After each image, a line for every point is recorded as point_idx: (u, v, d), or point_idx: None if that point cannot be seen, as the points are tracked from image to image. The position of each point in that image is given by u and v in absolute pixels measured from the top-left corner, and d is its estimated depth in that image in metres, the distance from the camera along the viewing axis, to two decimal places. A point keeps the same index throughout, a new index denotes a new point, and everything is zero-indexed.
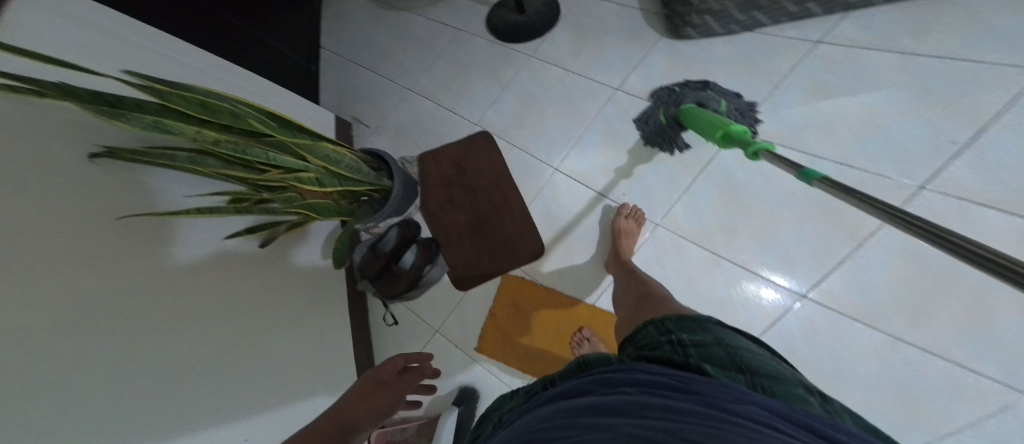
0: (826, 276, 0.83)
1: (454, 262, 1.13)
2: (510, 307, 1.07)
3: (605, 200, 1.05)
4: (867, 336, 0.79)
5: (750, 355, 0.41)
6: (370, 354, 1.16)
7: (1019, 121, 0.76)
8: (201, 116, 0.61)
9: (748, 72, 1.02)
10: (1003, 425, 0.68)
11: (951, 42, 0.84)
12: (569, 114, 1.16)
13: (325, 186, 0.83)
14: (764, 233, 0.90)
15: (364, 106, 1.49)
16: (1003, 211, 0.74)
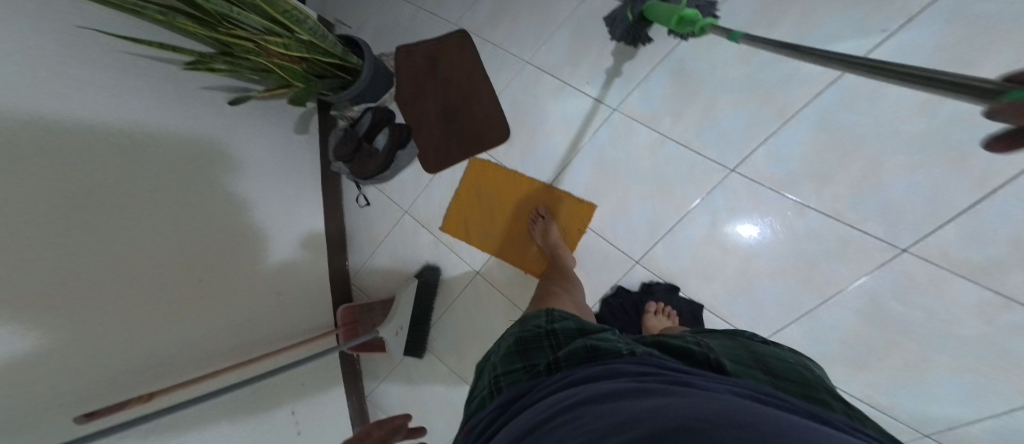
0: (750, 152, 0.90)
1: (424, 147, 1.16)
2: (474, 190, 1.11)
3: (568, 89, 1.12)
4: (779, 202, 0.86)
5: (769, 366, 0.58)
6: (342, 231, 1.27)
7: (943, 7, 0.80)
8: None
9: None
10: (877, 280, 0.77)
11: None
12: (541, 14, 1.19)
13: (292, 51, 0.92)
14: (705, 113, 0.96)
15: (349, 11, 1.51)
16: None
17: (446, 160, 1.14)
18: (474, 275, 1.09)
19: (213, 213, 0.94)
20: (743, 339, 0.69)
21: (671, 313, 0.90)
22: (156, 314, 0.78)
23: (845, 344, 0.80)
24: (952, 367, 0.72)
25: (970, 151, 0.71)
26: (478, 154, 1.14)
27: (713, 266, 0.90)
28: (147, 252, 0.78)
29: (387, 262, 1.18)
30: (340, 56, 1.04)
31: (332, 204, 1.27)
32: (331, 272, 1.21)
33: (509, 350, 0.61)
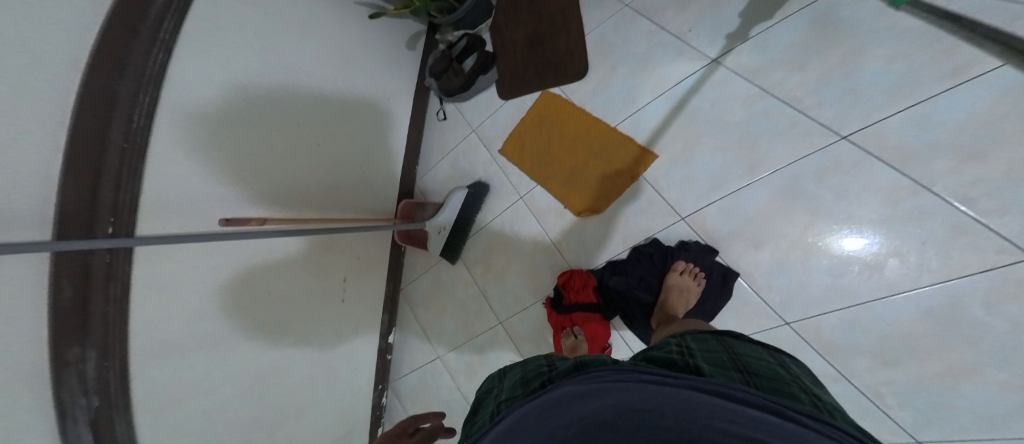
0: (881, 117, 0.78)
1: (504, 72, 1.25)
2: (538, 118, 1.17)
3: (665, 33, 1.05)
4: (888, 178, 0.77)
5: (749, 360, 0.53)
6: (420, 137, 1.46)
7: None
8: None
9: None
10: (969, 287, 0.69)
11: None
12: None
13: None
14: (841, 66, 0.83)
15: None
16: None
17: (519, 88, 1.22)
18: (517, 199, 1.18)
19: (336, 142, 1.13)
20: (731, 339, 0.60)
21: (699, 275, 0.91)
22: (291, 205, 1.01)
23: (880, 338, 0.77)
24: (1000, 384, 0.68)
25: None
26: (551, 86, 1.18)
27: (766, 234, 0.88)
28: (295, 173, 1.01)
29: (446, 171, 1.34)
30: None
31: (418, 112, 1.45)
32: (405, 171, 1.41)
33: (515, 382, 0.59)
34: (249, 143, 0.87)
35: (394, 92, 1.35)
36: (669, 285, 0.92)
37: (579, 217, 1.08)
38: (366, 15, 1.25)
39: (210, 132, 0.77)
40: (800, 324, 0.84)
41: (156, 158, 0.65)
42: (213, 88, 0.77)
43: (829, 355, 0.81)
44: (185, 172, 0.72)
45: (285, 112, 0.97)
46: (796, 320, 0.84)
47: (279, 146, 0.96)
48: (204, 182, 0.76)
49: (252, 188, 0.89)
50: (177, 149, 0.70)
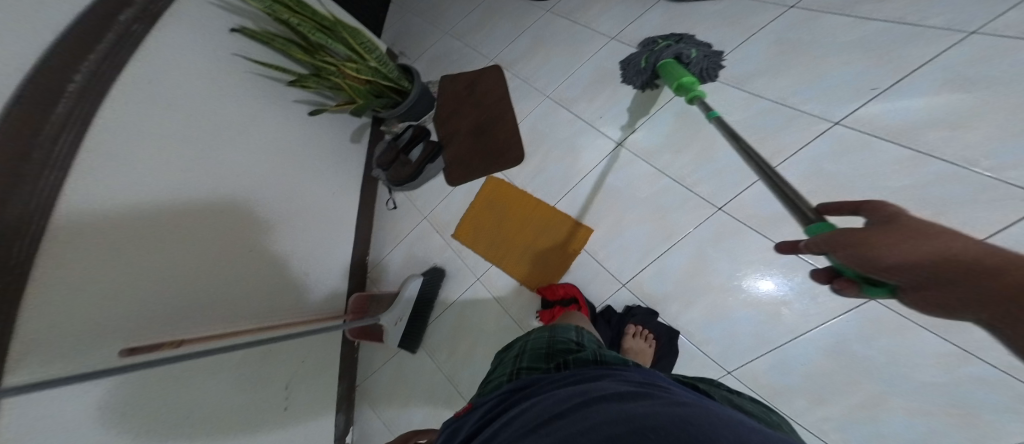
0: (740, 191, 0.99)
1: (451, 160, 1.35)
2: (486, 203, 1.26)
3: (583, 122, 1.22)
4: (757, 241, 0.95)
5: (737, 406, 0.60)
6: (370, 227, 1.47)
7: (929, 71, 0.87)
8: (296, 9, 1.09)
9: (728, 27, 1.16)
10: (844, 325, 0.85)
11: (902, 9, 0.94)
12: (572, 54, 1.33)
13: (362, 74, 1.19)
14: (704, 152, 1.05)
15: (411, 42, 1.70)
16: (894, 142, 0.86)
17: (468, 175, 1.32)
18: (475, 280, 1.22)
19: (267, 226, 1.08)
20: (718, 389, 0.67)
21: (650, 337, 1.01)
22: (218, 310, 0.92)
23: (806, 378, 0.87)
24: (907, 409, 0.78)
25: (946, 209, 0.79)
26: (497, 172, 1.29)
27: (694, 292, 1.01)
28: (217, 275, 0.93)
29: (401, 258, 1.35)
30: (396, 80, 1.28)
31: (368, 202, 1.48)
32: (353, 262, 1.38)
33: (537, 353, 0.69)
34: (168, 268, 0.82)
35: (342, 196, 1.37)
36: (626, 349, 0.99)
37: (535, 292, 1.14)
38: (306, 111, 1.30)
39: (92, 252, 0.68)
40: (739, 371, 0.93)
41: (35, 297, 0.58)
42: (98, 207, 0.70)
43: (771, 399, 0.89)
44: (51, 308, 0.60)
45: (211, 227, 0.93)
46: (737, 369, 0.94)
47: (194, 246, 0.88)
48: (86, 314, 0.65)
49: (163, 303, 0.80)
50: (56, 282, 0.62)
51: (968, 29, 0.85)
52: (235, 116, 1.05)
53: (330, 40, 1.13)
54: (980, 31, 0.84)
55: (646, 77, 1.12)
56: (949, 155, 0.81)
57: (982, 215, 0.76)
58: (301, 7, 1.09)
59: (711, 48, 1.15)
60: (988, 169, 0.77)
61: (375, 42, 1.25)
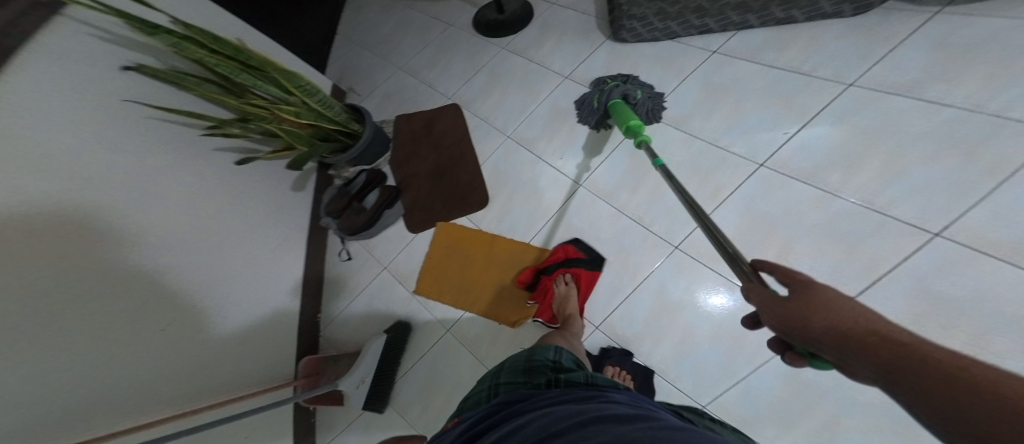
0: (694, 227, 1.04)
1: (411, 206, 1.34)
2: (445, 249, 1.27)
3: (542, 162, 1.22)
4: (711, 276, 0.99)
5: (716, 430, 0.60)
6: (321, 282, 1.38)
7: (826, 117, 1.01)
8: (212, 45, 0.97)
9: (663, 70, 1.24)
10: None
11: (798, 59, 1.11)
12: (527, 92, 1.34)
13: (301, 118, 1.10)
14: (657, 191, 1.09)
15: (359, 78, 1.63)
16: (806, 183, 0.97)
17: (429, 221, 1.31)
18: (445, 333, 1.17)
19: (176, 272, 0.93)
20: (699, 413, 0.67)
21: (629, 378, 0.97)
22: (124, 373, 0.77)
23: (771, 405, 0.86)
24: (861, 428, 0.78)
25: (858, 243, 0.87)
26: (457, 217, 1.28)
27: (661, 328, 1.00)
28: (115, 337, 0.77)
29: (362, 312, 1.29)
30: (343, 123, 1.21)
31: (317, 256, 1.40)
32: (303, 321, 1.26)
33: (519, 368, 0.67)
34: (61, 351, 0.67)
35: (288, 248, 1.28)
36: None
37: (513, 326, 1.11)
38: (235, 162, 1.17)
39: None
40: (712, 405, 0.90)
41: None
42: None
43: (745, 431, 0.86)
44: None
45: (133, 290, 0.83)
46: (710, 402, 0.91)
47: (77, 306, 0.72)
48: None
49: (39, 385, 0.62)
50: None
51: (849, 81, 1.03)
52: (149, 175, 0.93)
53: (260, 83, 1.03)
54: (857, 84, 1.02)
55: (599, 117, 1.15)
56: (853, 195, 0.92)
57: (886, 246, 0.85)
58: (219, 45, 0.96)
59: (653, 89, 1.20)
60: (884, 207, 0.88)
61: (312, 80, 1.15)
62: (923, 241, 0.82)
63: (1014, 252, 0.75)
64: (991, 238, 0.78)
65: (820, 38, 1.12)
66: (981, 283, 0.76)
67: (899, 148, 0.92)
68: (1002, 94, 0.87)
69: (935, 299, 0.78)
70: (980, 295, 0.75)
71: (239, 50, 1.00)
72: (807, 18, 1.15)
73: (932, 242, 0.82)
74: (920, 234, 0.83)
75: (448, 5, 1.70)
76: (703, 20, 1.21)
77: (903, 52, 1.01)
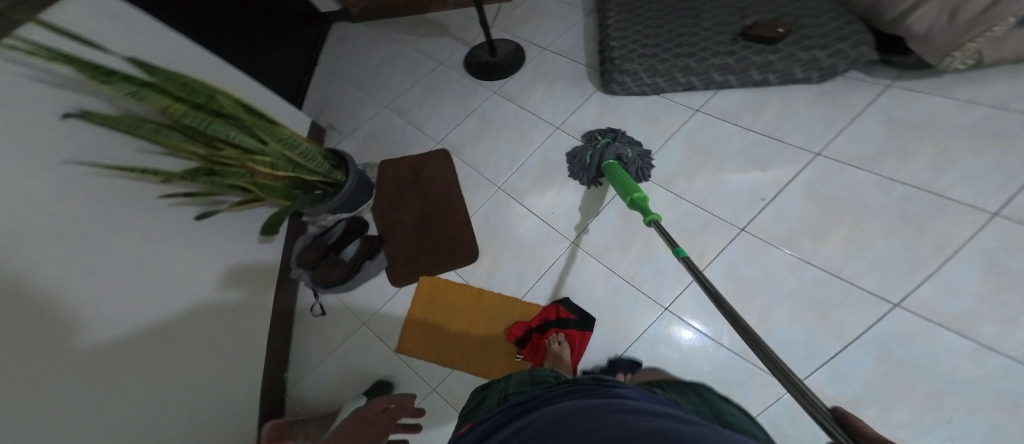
0: (682, 288, 1.02)
1: (395, 255, 1.30)
2: (427, 303, 1.22)
3: (532, 216, 1.20)
4: (696, 340, 0.96)
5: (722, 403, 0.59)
6: (289, 336, 1.30)
7: (800, 187, 1.03)
8: (179, 93, 0.81)
9: (650, 125, 1.25)
10: (796, 431, 0.81)
11: (771, 124, 1.15)
12: (517, 141, 1.32)
13: (279, 169, 1.02)
14: (646, 251, 1.08)
15: (341, 115, 1.56)
16: (784, 249, 0.97)
17: (414, 272, 1.27)
18: (430, 393, 1.10)
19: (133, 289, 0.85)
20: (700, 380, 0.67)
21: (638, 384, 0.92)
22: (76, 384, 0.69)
23: None
24: None
25: (829, 310, 0.87)
26: (444, 269, 1.24)
27: None
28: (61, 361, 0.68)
29: (336, 371, 1.21)
30: (327, 175, 1.16)
31: (285, 308, 1.32)
32: (269, 384, 1.17)
33: (523, 379, 0.66)
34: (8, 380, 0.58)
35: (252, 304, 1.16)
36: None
37: None
38: (191, 216, 1.04)
39: None
40: None
41: None
42: None
43: None
44: None
45: (124, 340, 0.80)
46: None
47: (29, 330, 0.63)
48: None
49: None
50: None
51: (815, 150, 1.06)
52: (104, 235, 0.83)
53: (237, 132, 0.92)
54: (823, 154, 1.05)
55: (592, 175, 1.16)
56: (822, 263, 0.93)
57: (853, 314, 0.85)
58: (190, 92, 0.83)
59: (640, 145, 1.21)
60: (849, 276, 0.89)
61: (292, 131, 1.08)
62: (885, 310, 0.83)
63: (964, 323, 0.77)
64: (943, 312, 0.79)
65: (795, 103, 1.16)
66: (936, 352, 0.77)
67: (859, 219, 0.94)
68: (945, 174, 0.92)
69: (899, 366, 0.78)
70: (934, 360, 0.76)
71: (213, 97, 0.86)
72: (779, 81, 1.19)
73: (890, 313, 0.83)
74: (883, 304, 0.84)
75: (438, 42, 1.67)
76: (687, 78, 1.23)
77: (861, 124, 1.06)
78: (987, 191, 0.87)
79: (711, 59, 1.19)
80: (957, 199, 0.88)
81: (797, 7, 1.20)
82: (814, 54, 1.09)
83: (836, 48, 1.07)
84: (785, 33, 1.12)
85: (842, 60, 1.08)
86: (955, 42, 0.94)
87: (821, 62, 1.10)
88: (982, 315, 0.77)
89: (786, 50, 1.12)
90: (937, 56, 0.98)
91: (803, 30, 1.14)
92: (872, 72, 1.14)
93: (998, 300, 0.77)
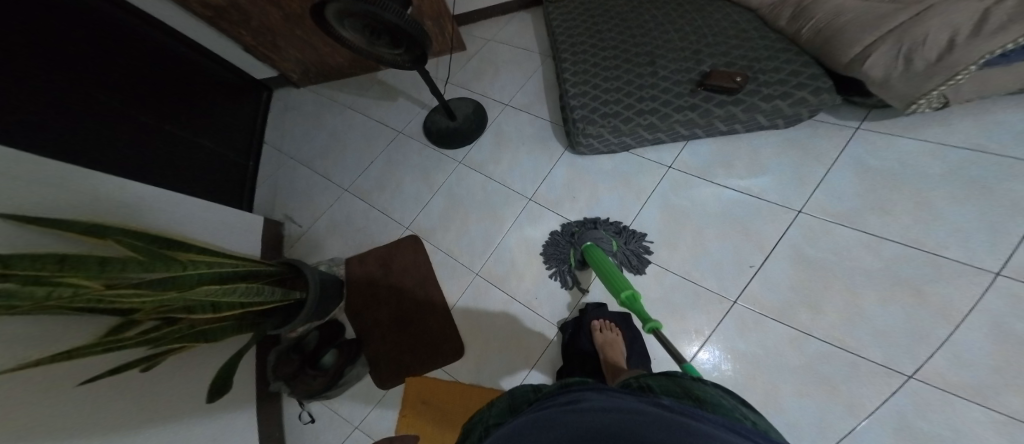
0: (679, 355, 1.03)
1: (377, 358, 1.25)
2: (418, 404, 1.17)
3: (516, 302, 1.19)
4: None
5: (702, 392, 0.56)
6: None
7: (785, 251, 1.02)
8: (62, 271, 0.69)
9: (623, 189, 1.20)
10: None
11: (745, 179, 1.11)
12: (488, 219, 1.29)
13: (219, 310, 0.93)
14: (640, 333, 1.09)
15: (298, 204, 1.50)
16: (781, 321, 0.96)
17: (398, 373, 1.23)
18: None
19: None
20: (681, 378, 0.63)
21: (613, 326, 1.08)
22: None
23: None
24: None
25: (839, 384, 0.88)
26: (429, 366, 1.21)
27: None
28: None
29: None
30: (283, 298, 1.07)
31: (272, 428, 1.24)
32: None
33: (502, 405, 0.62)
34: None
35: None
36: (598, 345, 1.03)
37: None
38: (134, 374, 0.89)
39: None
40: None
41: None
42: None
43: None
44: None
45: None
46: None
47: None
48: None
49: None
50: None
51: (797, 208, 1.05)
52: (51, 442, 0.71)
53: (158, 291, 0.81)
54: (804, 211, 1.04)
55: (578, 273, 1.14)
56: (824, 334, 0.93)
57: (861, 387, 0.86)
58: (75, 267, 0.70)
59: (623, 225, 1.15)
60: (854, 347, 0.90)
61: (221, 261, 0.99)
62: (898, 383, 0.84)
63: (981, 395, 0.79)
64: (957, 381, 0.81)
65: (764, 152, 1.13)
66: (958, 426, 0.78)
67: (853, 284, 0.95)
68: (932, 231, 0.93)
69: (920, 440, 0.80)
70: (957, 433, 0.78)
71: (108, 262, 0.74)
72: (748, 129, 1.13)
73: (903, 386, 0.84)
74: (895, 376, 0.85)
75: (392, 107, 1.58)
76: (655, 136, 1.15)
77: (837, 177, 1.05)
78: (981, 248, 0.88)
79: (674, 116, 1.09)
80: (951, 257, 0.90)
81: (752, 47, 1.13)
82: (776, 105, 1.03)
83: (798, 97, 1.02)
84: (742, 83, 1.03)
85: (804, 108, 1.03)
86: (916, 91, 0.91)
87: (785, 111, 1.04)
88: (999, 387, 0.79)
89: (748, 101, 1.04)
90: (900, 102, 0.95)
91: (760, 74, 1.06)
92: (838, 113, 1.11)
93: (1009, 366, 0.80)
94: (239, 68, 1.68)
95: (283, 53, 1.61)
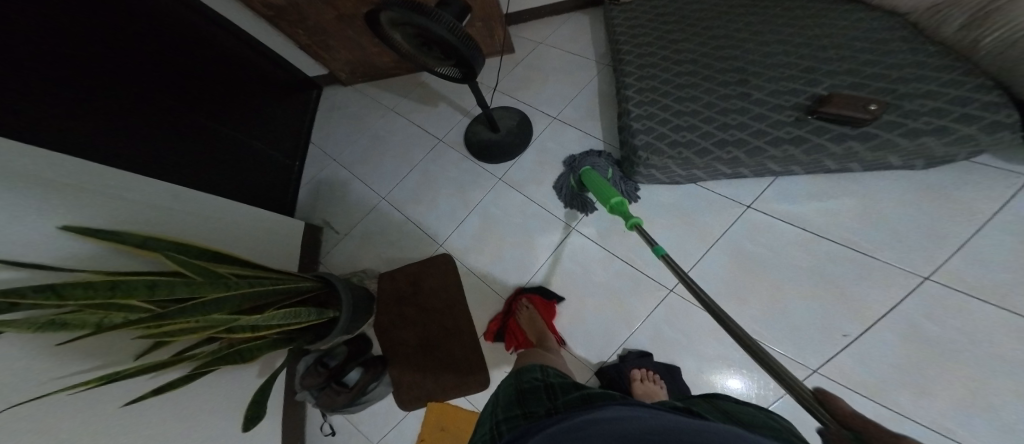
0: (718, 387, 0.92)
1: (399, 380, 1.19)
2: (437, 431, 1.11)
3: None
4: None
5: (736, 412, 0.56)
6: None
7: (897, 324, 0.80)
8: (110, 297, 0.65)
9: (684, 227, 1.02)
10: None
11: (848, 230, 0.89)
12: (525, 245, 1.18)
13: (257, 330, 0.88)
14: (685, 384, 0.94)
15: (337, 209, 1.48)
16: (869, 397, 0.77)
17: (420, 398, 1.16)
18: None
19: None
20: (718, 400, 0.61)
21: (655, 378, 0.94)
22: None
23: None
24: None
25: None
26: (452, 395, 1.14)
27: None
28: None
29: None
30: (318, 318, 1.03)
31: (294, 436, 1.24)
32: None
33: (512, 399, 0.62)
34: None
35: None
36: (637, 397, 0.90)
37: None
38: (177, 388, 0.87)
39: None
40: None
41: None
42: None
43: None
44: None
45: None
46: None
47: None
48: None
49: None
50: None
51: (923, 273, 0.81)
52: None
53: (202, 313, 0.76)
54: (933, 278, 0.80)
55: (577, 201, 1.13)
56: (927, 420, 0.73)
57: None
58: (126, 291, 0.67)
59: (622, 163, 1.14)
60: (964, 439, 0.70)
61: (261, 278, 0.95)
62: None
63: None
64: None
65: (877, 198, 0.90)
66: None
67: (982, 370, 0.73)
68: None
69: None
70: None
71: (157, 285, 0.71)
72: (865, 168, 0.90)
73: None
74: None
75: (434, 113, 1.51)
76: (735, 170, 0.97)
77: (987, 239, 0.80)
78: None
79: (768, 151, 0.88)
80: None
81: (888, 64, 0.87)
82: (923, 142, 0.77)
83: (962, 134, 0.76)
84: (879, 112, 0.78)
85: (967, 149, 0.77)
86: None
87: (934, 150, 0.79)
88: None
89: (880, 136, 0.80)
90: None
91: (904, 101, 0.81)
92: (994, 157, 0.85)
93: None
94: (293, 68, 1.70)
95: (336, 53, 1.58)
